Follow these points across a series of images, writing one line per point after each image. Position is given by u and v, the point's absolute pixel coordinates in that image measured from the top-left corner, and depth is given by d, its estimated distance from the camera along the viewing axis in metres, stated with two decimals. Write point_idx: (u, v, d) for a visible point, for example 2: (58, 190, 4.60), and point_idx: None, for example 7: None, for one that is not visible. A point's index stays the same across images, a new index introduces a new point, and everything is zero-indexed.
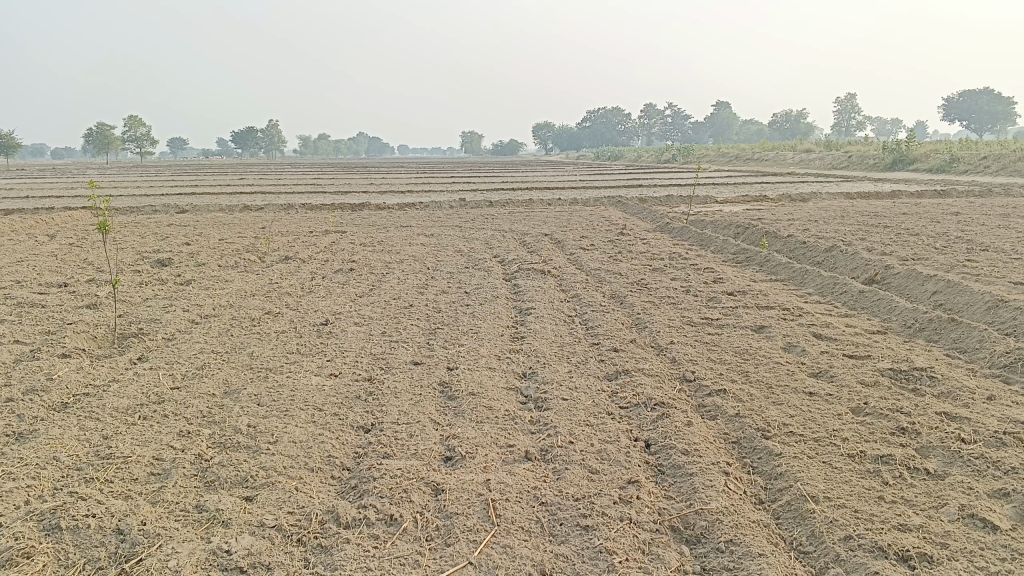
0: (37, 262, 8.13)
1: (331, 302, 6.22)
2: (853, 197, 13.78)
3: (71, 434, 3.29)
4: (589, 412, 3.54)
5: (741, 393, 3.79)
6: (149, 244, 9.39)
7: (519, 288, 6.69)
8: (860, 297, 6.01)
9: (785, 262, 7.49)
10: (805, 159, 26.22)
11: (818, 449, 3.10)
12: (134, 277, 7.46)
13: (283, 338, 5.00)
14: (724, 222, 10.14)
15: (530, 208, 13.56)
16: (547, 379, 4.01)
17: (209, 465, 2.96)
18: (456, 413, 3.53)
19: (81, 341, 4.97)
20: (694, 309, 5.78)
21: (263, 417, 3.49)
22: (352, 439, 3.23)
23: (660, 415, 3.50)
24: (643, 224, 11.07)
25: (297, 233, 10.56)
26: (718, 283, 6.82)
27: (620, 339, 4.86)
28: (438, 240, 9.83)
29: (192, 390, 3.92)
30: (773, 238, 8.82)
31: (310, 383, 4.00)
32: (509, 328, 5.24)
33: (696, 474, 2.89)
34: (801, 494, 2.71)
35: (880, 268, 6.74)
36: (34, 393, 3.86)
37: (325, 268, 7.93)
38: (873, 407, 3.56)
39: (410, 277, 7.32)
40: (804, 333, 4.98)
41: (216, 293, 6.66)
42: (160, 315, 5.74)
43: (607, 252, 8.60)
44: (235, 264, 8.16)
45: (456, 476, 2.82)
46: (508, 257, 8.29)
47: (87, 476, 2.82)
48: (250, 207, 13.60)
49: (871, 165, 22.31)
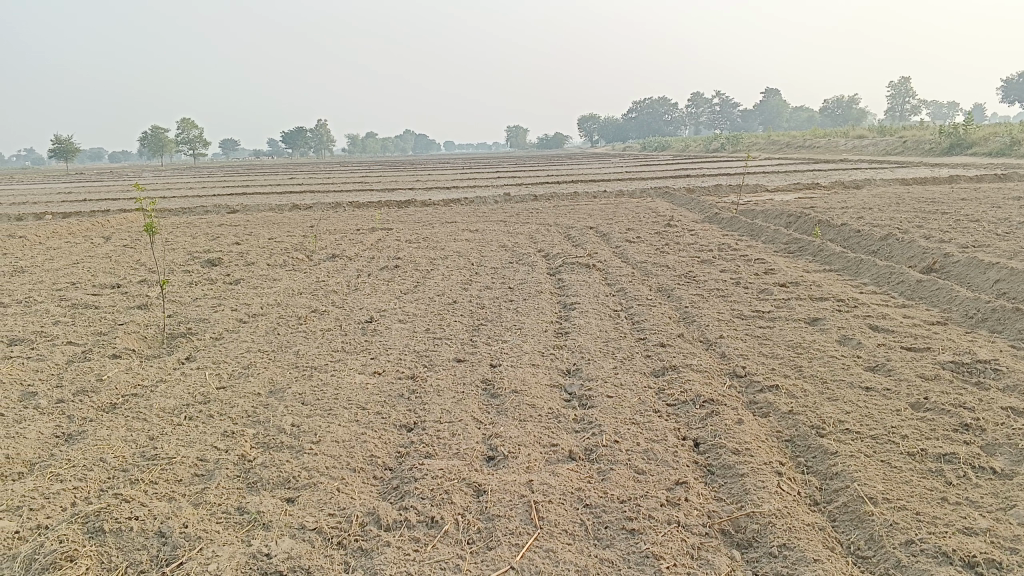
0: (92, 264, 8.31)
1: (377, 300, 6.23)
2: (909, 183, 13.38)
3: (118, 435, 3.32)
4: (634, 410, 3.45)
5: (794, 389, 3.66)
6: (199, 245, 9.53)
7: (564, 282, 6.61)
8: (918, 287, 5.80)
9: (838, 251, 7.28)
10: (858, 146, 25.58)
11: (876, 447, 2.97)
12: (184, 277, 7.57)
13: (328, 337, 5.01)
14: (775, 211, 9.92)
15: (576, 201, 13.46)
16: (592, 376, 3.93)
17: (252, 466, 2.96)
18: (500, 411, 3.47)
19: (131, 341, 5.04)
20: (744, 302, 5.64)
21: (307, 416, 3.48)
22: (394, 438, 3.20)
23: (709, 413, 3.40)
24: (691, 215, 10.90)
25: (344, 231, 10.63)
26: (769, 274, 6.66)
27: (667, 333, 4.75)
28: (483, 235, 9.79)
29: (238, 389, 3.94)
30: (826, 226, 8.59)
31: (354, 381, 3.98)
32: (553, 323, 5.17)
33: (746, 474, 2.79)
34: (858, 496, 2.59)
35: (938, 256, 6.50)
36: (84, 394, 3.92)
37: (371, 266, 7.95)
38: (934, 402, 3.41)
39: (455, 273, 7.30)
40: (859, 325, 4.81)
41: (263, 292, 6.72)
42: (208, 315, 5.79)
43: (653, 244, 8.47)
44: (283, 263, 8.23)
45: (498, 477, 2.76)
46: (553, 252, 8.22)
47: (132, 477, 2.85)
48: (298, 205, 13.75)
49: (926, 150, 21.68)
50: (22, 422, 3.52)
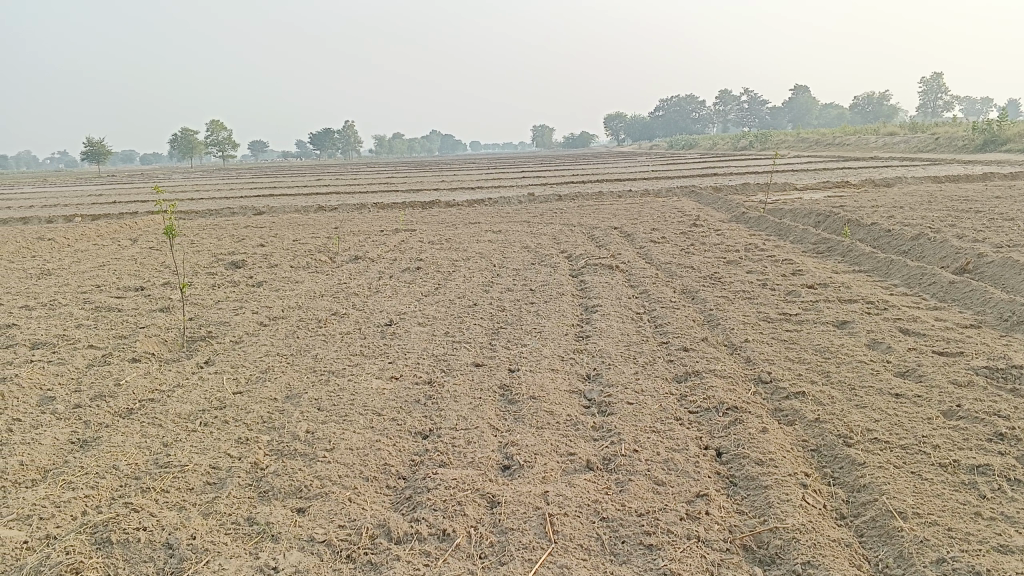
0: (117, 266, 8.38)
1: (397, 302, 6.19)
2: (941, 181, 13.10)
3: (132, 441, 3.30)
4: (655, 417, 3.36)
5: (822, 395, 3.55)
6: (224, 247, 9.58)
7: (586, 285, 6.52)
8: (950, 288, 5.64)
9: (868, 251, 7.11)
10: (888, 143, 25.15)
11: (906, 458, 2.86)
12: (208, 279, 7.60)
13: (347, 340, 4.98)
14: (803, 211, 9.75)
15: (601, 201, 13.35)
16: (612, 382, 3.85)
17: (264, 474, 2.92)
18: (517, 418, 3.40)
19: (152, 344, 5.04)
20: (770, 304, 5.51)
21: (323, 422, 3.43)
22: (408, 446, 3.14)
23: (732, 421, 3.30)
24: (718, 215, 10.75)
25: (367, 232, 10.63)
26: (796, 275, 6.53)
27: (690, 338, 4.65)
28: (506, 236, 9.72)
29: (254, 394, 3.90)
30: (856, 226, 8.42)
31: (370, 386, 3.93)
32: (574, 327, 5.09)
33: (771, 487, 2.69)
34: (887, 510, 2.49)
35: (972, 256, 6.33)
36: (102, 399, 3.91)
37: (393, 267, 7.93)
38: (968, 410, 3.28)
39: (477, 274, 7.25)
40: (889, 328, 4.68)
41: (285, 294, 6.71)
42: (229, 318, 5.78)
43: (678, 245, 8.36)
44: (307, 265, 8.24)
45: (513, 488, 2.69)
46: (576, 253, 8.14)
47: (144, 486, 2.83)
48: (323, 207, 13.79)
49: (960, 147, 21.27)
50: (38, 427, 3.52)
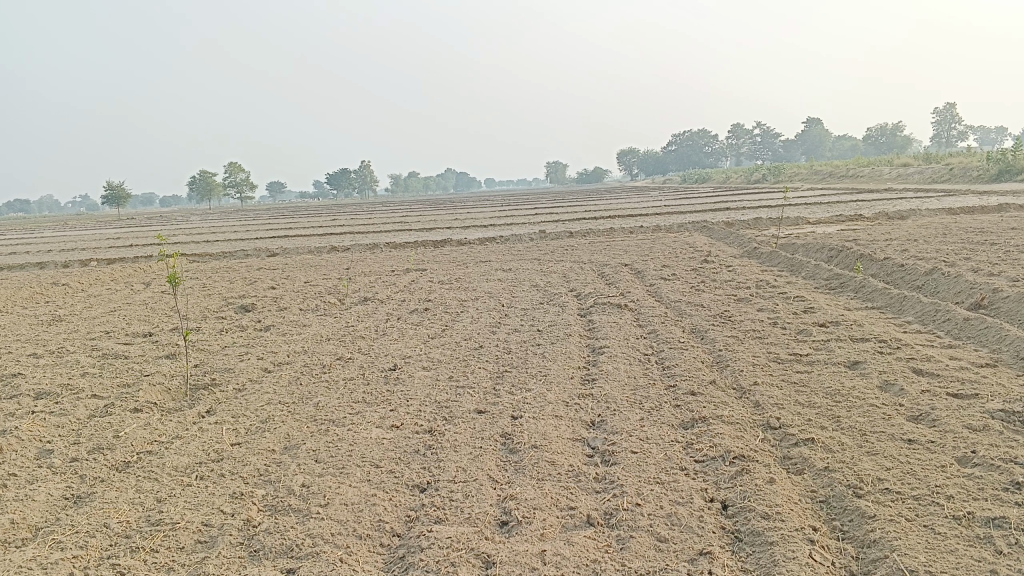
0: (128, 311, 8.40)
1: (403, 345, 6.14)
2: (955, 212, 12.98)
3: (126, 497, 3.25)
4: (660, 468, 3.27)
5: (832, 442, 3.45)
6: (235, 289, 9.59)
7: (594, 325, 6.45)
8: (965, 325, 5.53)
9: (881, 287, 7.02)
10: (902, 174, 25.01)
11: (919, 510, 2.75)
12: (217, 323, 7.59)
13: (350, 387, 4.92)
14: (815, 245, 9.66)
15: (612, 237, 13.33)
16: (617, 429, 3.76)
17: (256, 532, 2.86)
18: (517, 469, 3.33)
19: (155, 393, 5.00)
20: (781, 344, 5.42)
21: (319, 475, 3.37)
22: (405, 500, 3.07)
23: (739, 471, 3.21)
24: (730, 250, 10.68)
25: (378, 272, 10.64)
26: (808, 313, 6.43)
27: (698, 380, 4.56)
28: (516, 274, 9.68)
29: (253, 446, 3.84)
30: (869, 260, 8.32)
31: (370, 437, 3.86)
32: (580, 370, 5.01)
33: (777, 543, 2.60)
34: (897, 569, 2.39)
35: (987, 291, 6.22)
36: (100, 451, 3.86)
37: (402, 309, 7.90)
38: (983, 457, 3.18)
39: (484, 315, 7.20)
40: (902, 368, 4.57)
41: (292, 339, 6.67)
42: (234, 364, 5.74)
43: (689, 282, 8.29)
44: (316, 307, 8.22)
45: (509, 547, 2.61)
46: (585, 291, 8.09)
47: (133, 545, 2.77)
48: (336, 247, 13.83)
49: (974, 177, 21.15)
50: (33, 483, 3.47)
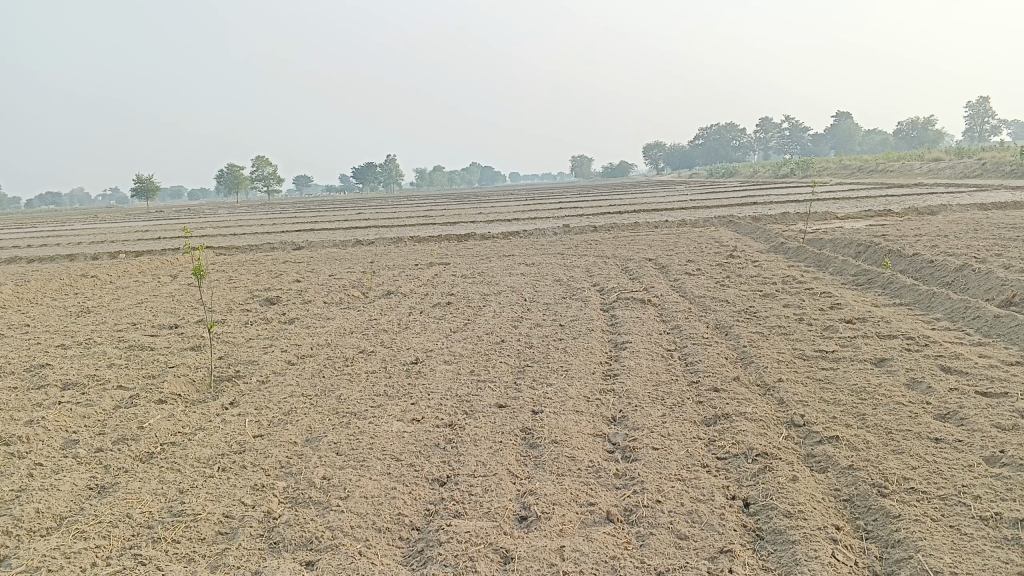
0: (155, 303, 8.50)
1: (425, 339, 6.15)
2: (987, 207, 12.75)
3: (149, 488, 3.28)
4: (682, 464, 3.24)
5: (857, 440, 3.41)
6: (260, 282, 9.67)
7: (616, 320, 6.42)
8: (995, 322, 5.43)
9: (909, 283, 6.91)
10: (932, 169, 24.60)
11: (945, 510, 2.70)
12: (241, 316, 7.65)
13: (372, 380, 4.93)
14: (843, 240, 9.54)
15: (636, 232, 13.26)
16: (638, 425, 3.73)
17: (276, 524, 2.87)
18: (537, 464, 3.32)
19: (180, 385, 5.05)
20: (806, 340, 5.35)
21: (340, 468, 3.38)
22: (424, 494, 3.07)
23: (761, 469, 3.17)
24: (756, 245, 10.58)
25: (402, 266, 10.67)
26: (835, 309, 6.35)
27: (721, 377, 4.51)
28: (539, 269, 9.66)
29: (275, 438, 3.87)
30: (897, 256, 8.20)
31: (390, 430, 3.87)
32: (602, 365, 4.98)
33: (799, 542, 2.56)
34: (923, 570, 2.35)
35: (1018, 288, 6.10)
36: (124, 442, 3.91)
37: (425, 302, 7.91)
38: (1013, 456, 3.11)
39: (507, 309, 7.20)
40: (930, 366, 4.50)
41: (315, 332, 6.71)
42: (258, 357, 5.78)
43: (714, 277, 8.22)
44: (340, 300, 8.27)
45: (528, 542, 2.60)
46: (608, 286, 8.05)
47: (155, 536, 2.80)
48: (361, 241, 13.89)
49: (1007, 171, 20.78)
50: (59, 472, 3.52)
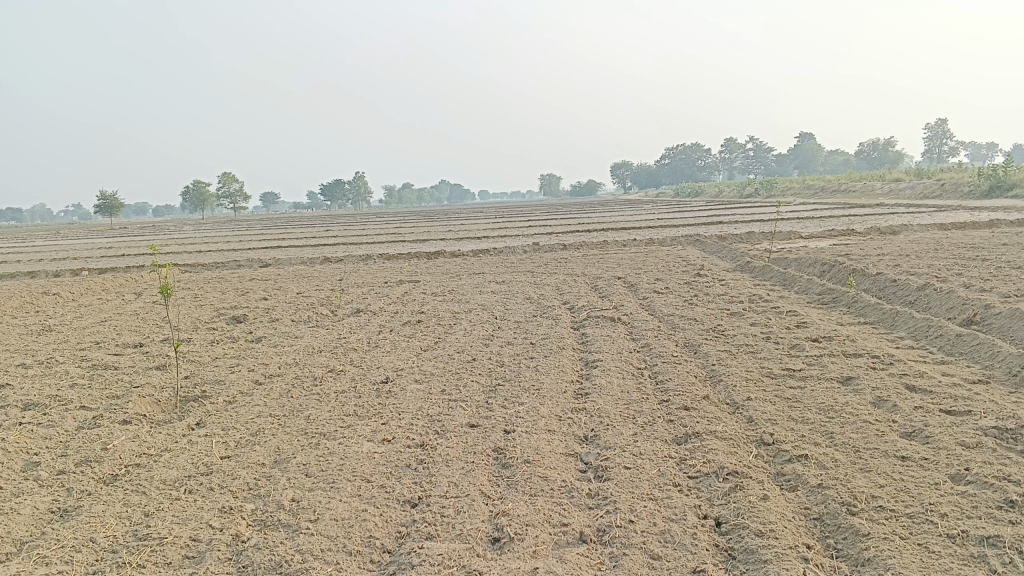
0: (119, 321, 8.36)
1: (395, 358, 6.11)
2: (948, 227, 13.03)
3: (113, 511, 3.21)
4: (654, 484, 3.25)
5: (825, 459, 3.44)
6: (227, 300, 9.55)
7: (587, 338, 6.43)
8: (957, 341, 5.53)
9: (873, 303, 7.02)
10: (893, 189, 25.10)
11: (913, 529, 2.74)
12: (207, 334, 7.55)
13: (342, 399, 4.88)
14: (808, 259, 9.68)
15: (605, 250, 13.33)
16: (610, 445, 3.74)
17: (245, 547, 2.83)
18: (509, 484, 3.30)
19: (144, 405, 4.96)
20: (774, 359, 5.41)
21: (309, 489, 3.34)
22: (396, 516, 3.04)
23: (733, 488, 3.19)
24: (723, 263, 10.69)
25: (371, 283, 10.61)
26: (801, 328, 6.42)
27: (692, 395, 4.54)
28: (508, 287, 9.67)
29: (243, 459, 3.81)
30: (861, 275, 8.33)
31: (360, 450, 3.83)
32: (573, 384, 4.98)
33: (770, 561, 2.58)
34: None
35: (979, 307, 6.22)
36: (87, 464, 3.82)
37: (394, 320, 7.87)
38: (977, 474, 3.16)
39: (477, 327, 7.18)
40: (895, 385, 4.56)
41: (283, 350, 6.64)
42: (225, 376, 5.70)
43: (682, 295, 8.29)
44: (308, 318, 8.20)
45: (501, 564, 2.59)
46: (578, 304, 8.08)
47: (120, 561, 2.74)
48: (329, 258, 13.79)
49: (966, 192, 21.25)
50: (19, 496, 3.43)
